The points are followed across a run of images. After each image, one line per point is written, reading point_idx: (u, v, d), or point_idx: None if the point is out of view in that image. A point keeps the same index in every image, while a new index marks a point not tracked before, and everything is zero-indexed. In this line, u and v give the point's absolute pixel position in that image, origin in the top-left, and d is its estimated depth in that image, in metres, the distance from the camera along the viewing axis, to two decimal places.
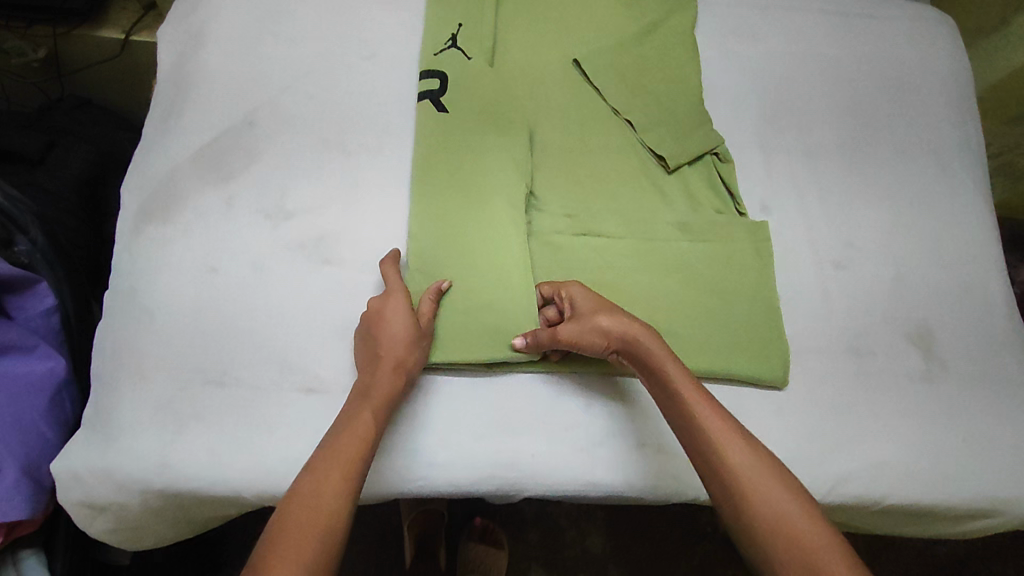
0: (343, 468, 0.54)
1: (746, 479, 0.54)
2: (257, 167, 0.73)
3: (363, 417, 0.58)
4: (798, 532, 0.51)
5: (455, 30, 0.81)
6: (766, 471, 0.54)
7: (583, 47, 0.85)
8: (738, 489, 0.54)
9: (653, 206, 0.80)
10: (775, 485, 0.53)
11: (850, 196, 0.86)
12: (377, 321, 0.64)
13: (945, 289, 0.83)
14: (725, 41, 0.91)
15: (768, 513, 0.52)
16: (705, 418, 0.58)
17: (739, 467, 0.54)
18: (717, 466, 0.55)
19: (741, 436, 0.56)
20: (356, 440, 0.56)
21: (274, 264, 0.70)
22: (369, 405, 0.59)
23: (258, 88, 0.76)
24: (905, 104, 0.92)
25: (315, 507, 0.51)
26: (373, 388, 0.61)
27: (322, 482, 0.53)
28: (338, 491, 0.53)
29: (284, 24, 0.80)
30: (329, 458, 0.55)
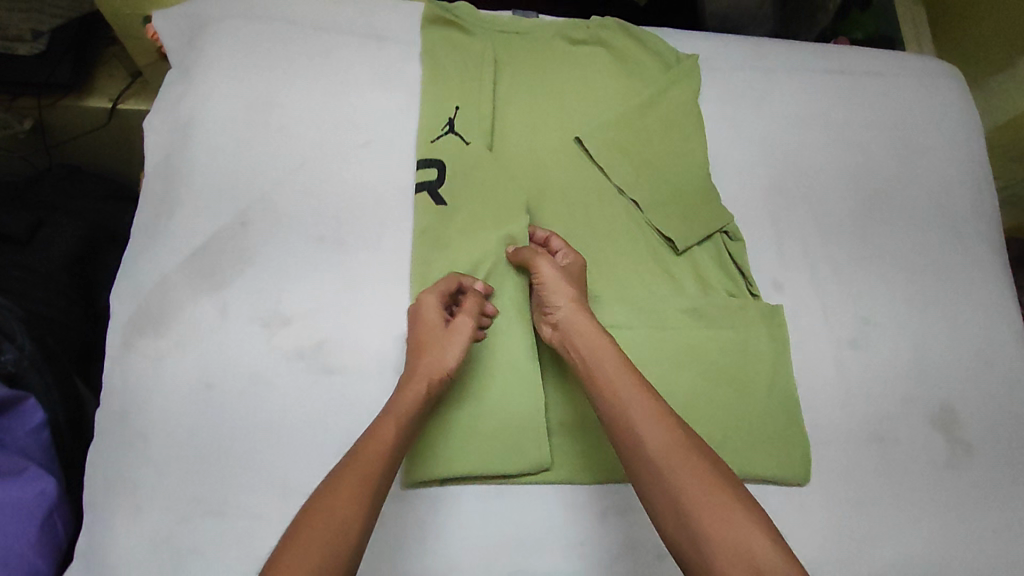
0: (362, 477, 0.55)
1: (673, 472, 0.55)
2: (252, 273, 0.70)
3: (383, 430, 0.59)
4: (717, 516, 0.52)
5: (451, 114, 0.78)
6: (699, 467, 0.55)
7: (584, 124, 0.82)
8: (662, 472, 0.55)
9: (664, 291, 0.77)
10: (693, 469, 0.55)
11: (865, 269, 0.83)
12: (424, 331, 0.66)
13: (967, 364, 0.81)
14: (730, 109, 0.88)
15: (686, 498, 0.53)
16: (629, 406, 0.60)
17: (667, 452, 0.56)
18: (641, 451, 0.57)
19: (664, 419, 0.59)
20: (375, 450, 0.57)
21: (272, 379, 0.66)
22: (393, 417, 0.60)
23: (250, 185, 0.73)
24: (917, 166, 0.89)
25: (332, 502, 0.53)
26: (397, 402, 0.61)
27: (340, 486, 0.54)
28: (355, 496, 0.54)
29: (276, 113, 0.77)
30: (354, 468, 0.56)
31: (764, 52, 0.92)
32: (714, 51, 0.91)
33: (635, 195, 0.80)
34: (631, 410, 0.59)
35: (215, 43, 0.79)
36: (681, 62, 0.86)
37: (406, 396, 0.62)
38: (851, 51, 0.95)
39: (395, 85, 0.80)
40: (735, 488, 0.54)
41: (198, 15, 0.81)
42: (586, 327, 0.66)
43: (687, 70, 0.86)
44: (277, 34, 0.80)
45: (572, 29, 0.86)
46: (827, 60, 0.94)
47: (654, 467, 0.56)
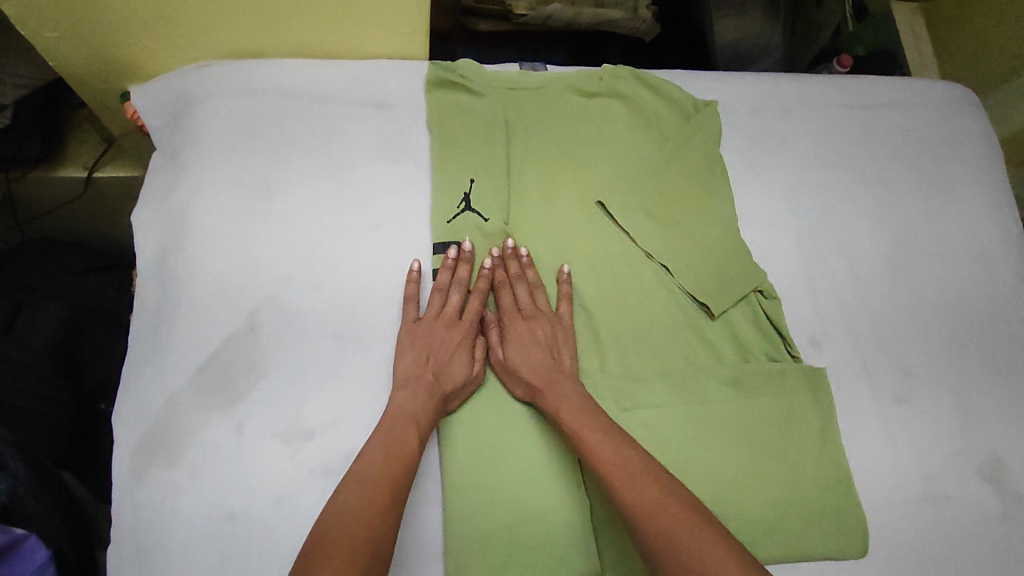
0: (381, 487, 0.55)
1: (632, 485, 0.56)
2: (267, 382, 0.65)
3: (408, 439, 0.59)
4: (677, 533, 0.52)
5: (467, 189, 0.73)
6: (655, 484, 0.56)
7: (605, 185, 0.77)
8: (647, 531, 0.53)
9: (701, 361, 0.73)
10: (674, 522, 0.53)
11: (899, 316, 0.81)
12: (434, 346, 0.66)
13: (1009, 408, 0.79)
14: (751, 156, 0.84)
15: (653, 517, 0.54)
16: (605, 461, 0.58)
17: (643, 505, 0.55)
18: (626, 510, 0.55)
19: (643, 474, 0.57)
20: (400, 461, 0.57)
21: (299, 500, 0.62)
22: (414, 428, 0.60)
23: (255, 284, 0.68)
24: (941, 202, 0.87)
25: (358, 517, 0.52)
26: (416, 410, 0.62)
27: (359, 500, 0.53)
28: (376, 513, 0.53)
29: (277, 200, 0.71)
30: (364, 477, 0.55)
31: (782, 88, 0.88)
32: (731, 93, 0.86)
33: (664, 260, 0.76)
34: (609, 465, 0.58)
35: (204, 124, 0.73)
36: (698, 111, 0.82)
37: (422, 409, 0.62)
38: (869, 82, 0.92)
39: (402, 157, 0.74)
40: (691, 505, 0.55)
41: (183, 94, 0.75)
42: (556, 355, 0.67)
43: (705, 119, 0.82)
44: (271, 109, 0.74)
45: (584, 81, 0.81)
46: (843, 95, 0.90)
47: (638, 521, 0.54)
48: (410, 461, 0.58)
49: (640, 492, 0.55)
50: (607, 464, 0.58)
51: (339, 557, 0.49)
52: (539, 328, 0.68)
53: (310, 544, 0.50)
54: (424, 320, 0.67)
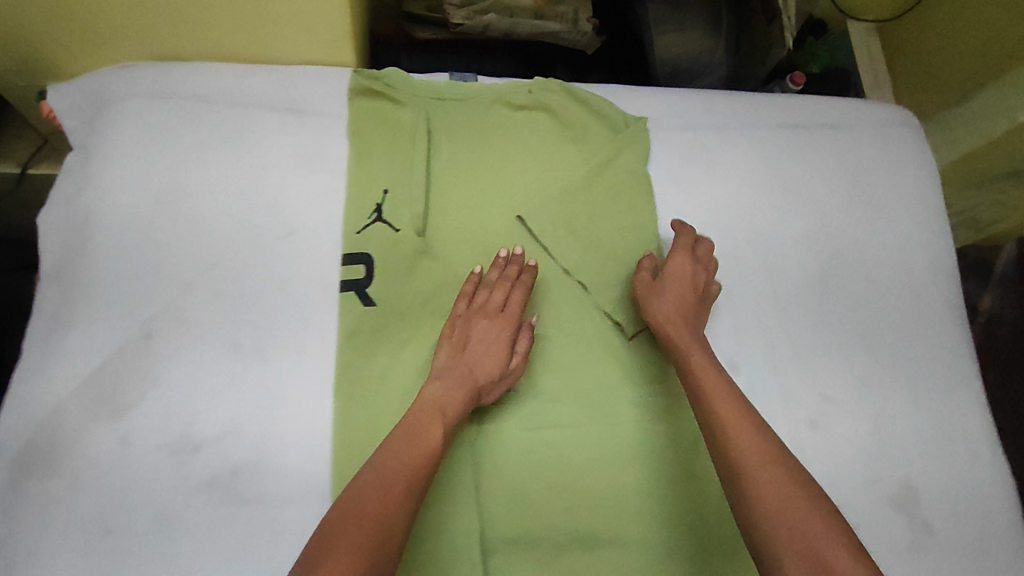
0: (403, 476, 0.55)
1: (734, 426, 0.58)
2: (160, 392, 0.64)
3: (434, 431, 0.59)
4: (769, 480, 0.54)
5: (379, 199, 0.72)
6: (757, 429, 0.57)
7: (527, 200, 0.76)
8: (742, 476, 0.55)
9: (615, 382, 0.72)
10: (773, 471, 0.54)
11: (822, 340, 0.80)
12: (479, 341, 0.66)
13: (926, 437, 0.78)
14: (681, 174, 0.82)
15: (745, 459, 0.55)
16: (724, 409, 0.59)
17: (748, 452, 0.55)
18: (726, 455, 0.56)
19: (749, 421, 0.58)
20: (420, 451, 0.57)
21: (183, 514, 0.61)
22: (439, 420, 0.60)
23: (155, 293, 0.67)
24: (872, 226, 0.86)
25: (374, 508, 0.52)
26: (448, 403, 0.62)
27: (378, 488, 0.53)
28: (391, 505, 0.52)
29: (184, 206, 0.70)
30: (393, 465, 0.55)
31: (716, 105, 0.87)
32: (664, 109, 0.85)
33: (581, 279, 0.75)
34: (720, 412, 0.59)
35: (113, 127, 0.71)
36: (630, 126, 0.80)
37: (455, 400, 0.62)
38: (809, 101, 0.91)
39: (316, 165, 0.73)
40: (788, 456, 0.56)
41: (96, 95, 0.73)
42: (674, 313, 0.69)
43: (636, 135, 0.80)
44: (184, 112, 0.73)
45: (514, 92, 0.79)
46: (779, 114, 0.89)
47: (736, 466, 0.55)
48: (433, 452, 0.58)
49: (747, 439, 0.56)
50: (721, 413, 0.59)
51: (347, 547, 0.48)
52: (675, 282, 0.71)
53: (326, 526, 0.50)
54: (474, 312, 0.68)
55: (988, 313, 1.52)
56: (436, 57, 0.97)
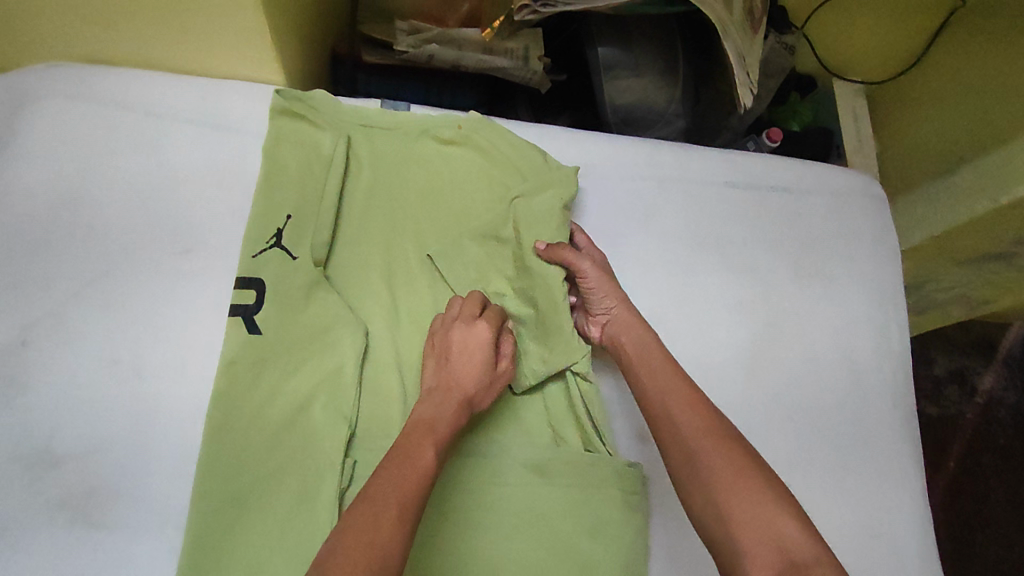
0: (404, 495, 0.48)
1: (684, 411, 0.58)
2: (24, 403, 0.61)
3: (427, 447, 0.53)
4: (718, 460, 0.54)
5: (281, 224, 0.69)
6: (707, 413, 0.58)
7: (440, 238, 0.74)
8: (689, 454, 0.55)
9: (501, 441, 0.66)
10: (717, 445, 0.54)
11: (750, 416, 0.74)
12: (465, 355, 0.63)
13: (849, 533, 0.72)
14: (614, 225, 0.79)
15: (698, 442, 0.55)
16: (671, 393, 0.60)
17: (692, 432, 0.56)
18: (673, 435, 0.57)
19: (699, 404, 0.58)
20: (417, 469, 0.51)
21: (27, 533, 0.58)
22: (431, 437, 0.55)
23: (40, 298, 0.65)
24: (818, 299, 0.81)
25: (378, 529, 0.45)
26: (436, 423, 0.57)
27: (370, 506, 0.47)
28: (390, 528, 0.46)
29: (86, 213, 0.68)
30: (386, 483, 0.49)
31: (663, 156, 0.83)
32: (606, 155, 0.81)
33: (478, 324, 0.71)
34: (669, 395, 0.60)
35: (28, 126, 0.70)
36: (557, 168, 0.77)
37: (445, 417, 0.58)
38: (764, 160, 0.86)
39: (228, 185, 0.72)
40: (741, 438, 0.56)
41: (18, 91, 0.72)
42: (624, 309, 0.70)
43: (563, 177, 0.76)
44: (104, 119, 0.72)
45: (442, 126, 0.77)
46: (731, 172, 0.84)
47: (683, 444, 0.56)
48: (431, 469, 0.52)
49: (688, 418, 0.57)
50: (668, 396, 0.59)
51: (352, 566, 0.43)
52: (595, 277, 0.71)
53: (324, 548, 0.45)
54: (453, 330, 0.65)
55: (988, 393, 1.46)
56: (398, 82, 0.92)
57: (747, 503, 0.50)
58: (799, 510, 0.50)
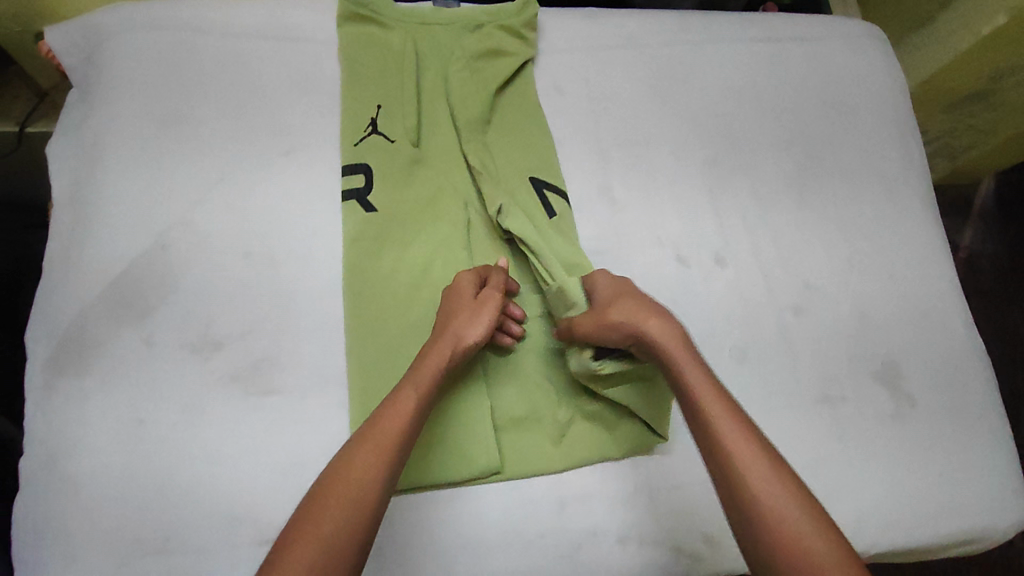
0: (382, 455, 0.53)
1: (738, 452, 0.53)
2: (177, 298, 0.67)
3: (405, 400, 0.57)
4: (782, 512, 0.49)
5: (373, 114, 0.75)
6: (758, 451, 0.53)
7: (513, 113, 0.80)
8: (754, 505, 0.50)
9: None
10: (780, 497, 0.50)
11: (804, 233, 0.84)
12: (455, 300, 0.66)
13: (906, 316, 0.83)
14: (659, 86, 0.86)
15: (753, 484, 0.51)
16: (728, 437, 0.54)
17: (759, 485, 0.51)
18: (727, 476, 0.53)
19: (757, 446, 0.53)
20: (394, 421, 0.55)
21: (209, 405, 0.65)
22: (412, 386, 0.58)
23: (166, 207, 0.70)
24: (845, 128, 0.90)
25: (353, 488, 0.51)
26: (419, 370, 0.60)
27: (341, 472, 0.52)
28: (359, 494, 0.51)
29: (188, 128, 0.73)
30: (367, 438, 0.54)
31: (690, 23, 0.91)
32: (641, 27, 0.88)
33: (552, 181, 0.78)
34: (724, 436, 0.54)
35: (115, 57, 0.74)
36: (511, 38, 0.82)
37: (429, 361, 0.61)
38: (777, 17, 0.95)
39: (312, 87, 0.77)
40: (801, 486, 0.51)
41: (95, 29, 0.76)
42: (651, 330, 0.62)
43: (523, 49, 0.82)
44: (183, 41, 0.76)
45: (495, 14, 0.82)
46: (750, 29, 0.93)
47: (742, 497, 0.51)
48: (410, 422, 0.56)
49: (753, 465, 0.52)
50: (723, 437, 0.54)
51: (327, 527, 0.49)
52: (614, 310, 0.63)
53: (300, 509, 0.50)
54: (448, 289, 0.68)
55: (968, 249, 1.51)
56: None
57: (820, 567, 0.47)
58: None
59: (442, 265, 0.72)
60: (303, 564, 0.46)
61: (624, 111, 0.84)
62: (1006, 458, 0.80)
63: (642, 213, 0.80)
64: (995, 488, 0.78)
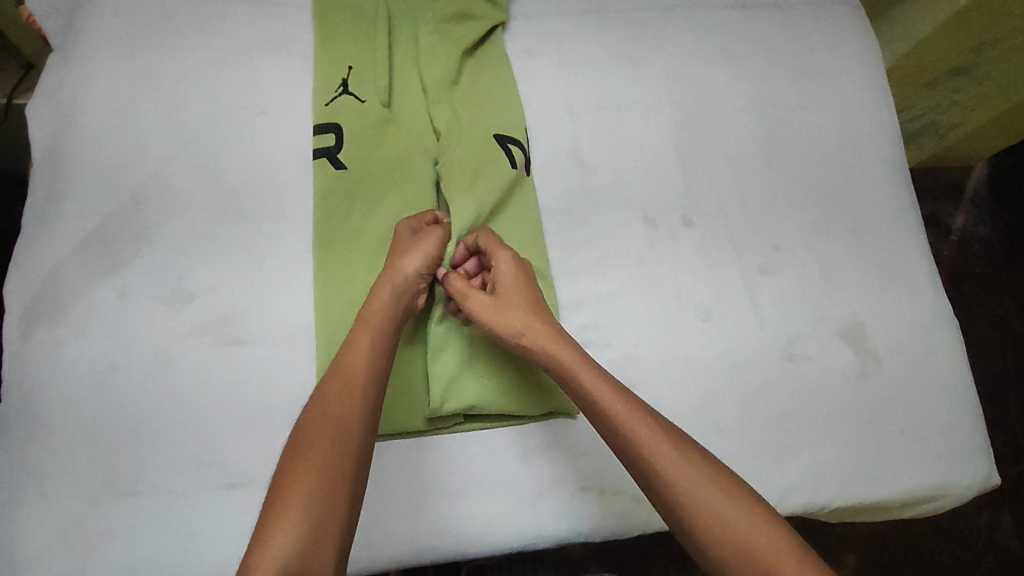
0: (351, 389, 0.56)
1: (651, 448, 0.56)
2: (150, 252, 0.69)
3: (359, 342, 0.59)
4: (700, 493, 0.54)
5: (345, 74, 0.77)
6: (668, 443, 0.57)
7: (483, 72, 0.82)
8: (670, 492, 0.55)
9: (531, 240, 0.76)
10: (697, 478, 0.55)
11: (772, 196, 0.85)
12: (399, 247, 0.67)
13: (872, 278, 0.83)
14: (629, 51, 0.87)
15: (669, 473, 0.55)
16: (627, 423, 0.58)
17: (671, 473, 0.55)
18: (648, 470, 0.56)
19: (664, 435, 0.57)
20: (359, 358, 0.58)
21: (180, 354, 0.66)
22: (368, 327, 0.60)
23: (140, 164, 0.71)
24: (814, 94, 0.90)
25: (331, 423, 0.54)
26: (372, 309, 0.62)
27: (318, 416, 0.54)
28: (338, 428, 0.53)
29: (163, 89, 0.74)
30: (335, 378, 0.57)
31: None
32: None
33: (521, 138, 0.79)
34: (636, 435, 0.57)
35: (93, 21, 0.76)
36: (480, 3, 0.83)
37: (376, 303, 0.62)
38: None
39: (285, 51, 0.78)
40: (713, 462, 0.57)
41: None
42: (542, 331, 0.64)
43: (492, 12, 0.83)
44: (161, 6, 0.77)
45: None
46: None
47: (662, 486, 0.55)
48: (375, 359, 0.59)
49: (664, 454, 0.56)
50: (636, 436, 0.57)
51: (317, 466, 0.51)
52: (512, 316, 0.65)
53: (286, 456, 0.52)
54: (402, 230, 0.69)
55: (961, 231, 1.47)
56: None
57: (742, 537, 0.52)
58: (784, 528, 0.53)
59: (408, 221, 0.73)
60: (302, 498, 0.49)
61: (594, 75, 0.85)
62: (970, 415, 0.81)
63: (611, 174, 0.81)
64: (960, 445, 0.79)
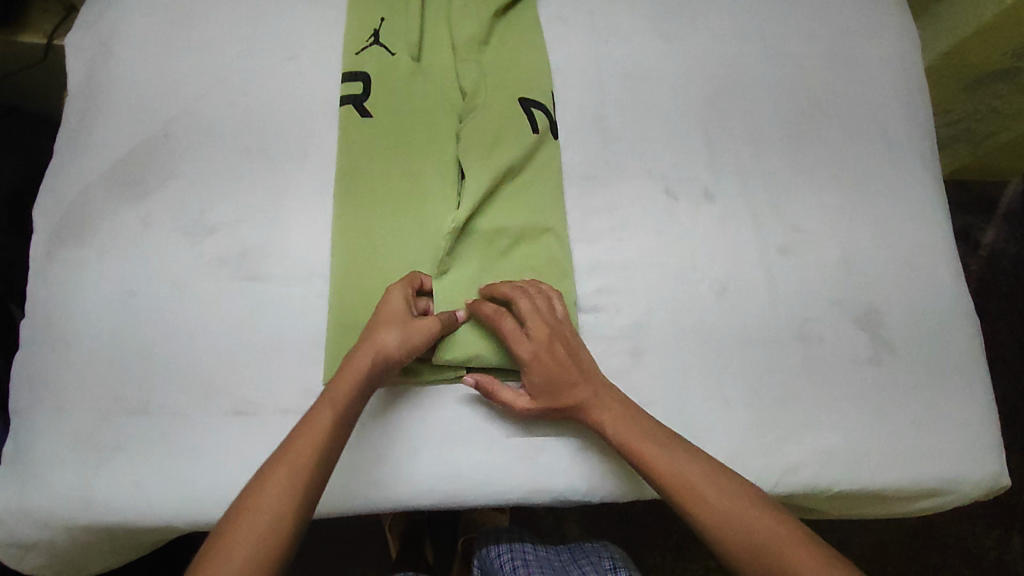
0: (297, 472, 0.54)
1: (707, 496, 0.59)
2: (174, 183, 0.70)
3: (319, 417, 0.57)
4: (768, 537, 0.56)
5: (377, 26, 0.78)
6: (727, 489, 0.59)
7: (513, 32, 0.82)
8: (735, 542, 0.57)
9: (548, 199, 0.76)
10: (762, 527, 0.57)
11: (796, 178, 0.84)
12: (383, 311, 0.64)
13: (893, 266, 0.82)
14: (661, 25, 0.87)
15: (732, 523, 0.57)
16: (682, 477, 0.61)
17: (735, 522, 0.57)
18: (710, 517, 0.59)
19: (719, 482, 0.60)
20: (309, 439, 0.56)
21: (197, 284, 0.68)
22: (330, 404, 0.58)
23: (171, 98, 0.73)
24: (847, 79, 0.89)
25: (268, 509, 0.52)
26: (338, 383, 0.59)
27: (257, 500, 0.52)
28: (276, 516, 0.51)
29: (198, 27, 0.76)
30: (282, 458, 0.55)
31: None
32: None
33: (545, 103, 0.79)
34: (694, 487, 0.60)
35: None
36: None
37: (349, 371, 0.60)
38: None
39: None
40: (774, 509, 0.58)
41: None
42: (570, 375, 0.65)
43: None
44: None
45: None
46: None
47: (730, 537, 0.57)
48: (329, 445, 0.57)
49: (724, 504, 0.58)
50: (693, 487, 0.60)
51: (243, 558, 0.49)
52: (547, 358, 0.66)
53: (215, 535, 0.50)
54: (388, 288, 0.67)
55: (990, 246, 1.43)
56: None
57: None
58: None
59: (429, 170, 0.74)
60: None
61: (625, 45, 0.84)
62: (984, 412, 0.79)
63: (634, 144, 0.81)
64: (972, 441, 0.77)
